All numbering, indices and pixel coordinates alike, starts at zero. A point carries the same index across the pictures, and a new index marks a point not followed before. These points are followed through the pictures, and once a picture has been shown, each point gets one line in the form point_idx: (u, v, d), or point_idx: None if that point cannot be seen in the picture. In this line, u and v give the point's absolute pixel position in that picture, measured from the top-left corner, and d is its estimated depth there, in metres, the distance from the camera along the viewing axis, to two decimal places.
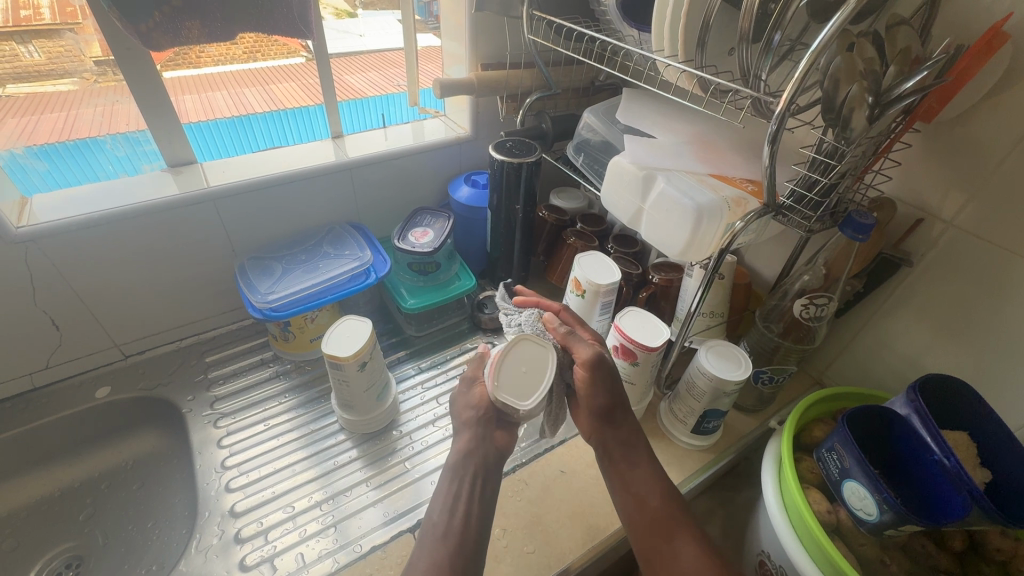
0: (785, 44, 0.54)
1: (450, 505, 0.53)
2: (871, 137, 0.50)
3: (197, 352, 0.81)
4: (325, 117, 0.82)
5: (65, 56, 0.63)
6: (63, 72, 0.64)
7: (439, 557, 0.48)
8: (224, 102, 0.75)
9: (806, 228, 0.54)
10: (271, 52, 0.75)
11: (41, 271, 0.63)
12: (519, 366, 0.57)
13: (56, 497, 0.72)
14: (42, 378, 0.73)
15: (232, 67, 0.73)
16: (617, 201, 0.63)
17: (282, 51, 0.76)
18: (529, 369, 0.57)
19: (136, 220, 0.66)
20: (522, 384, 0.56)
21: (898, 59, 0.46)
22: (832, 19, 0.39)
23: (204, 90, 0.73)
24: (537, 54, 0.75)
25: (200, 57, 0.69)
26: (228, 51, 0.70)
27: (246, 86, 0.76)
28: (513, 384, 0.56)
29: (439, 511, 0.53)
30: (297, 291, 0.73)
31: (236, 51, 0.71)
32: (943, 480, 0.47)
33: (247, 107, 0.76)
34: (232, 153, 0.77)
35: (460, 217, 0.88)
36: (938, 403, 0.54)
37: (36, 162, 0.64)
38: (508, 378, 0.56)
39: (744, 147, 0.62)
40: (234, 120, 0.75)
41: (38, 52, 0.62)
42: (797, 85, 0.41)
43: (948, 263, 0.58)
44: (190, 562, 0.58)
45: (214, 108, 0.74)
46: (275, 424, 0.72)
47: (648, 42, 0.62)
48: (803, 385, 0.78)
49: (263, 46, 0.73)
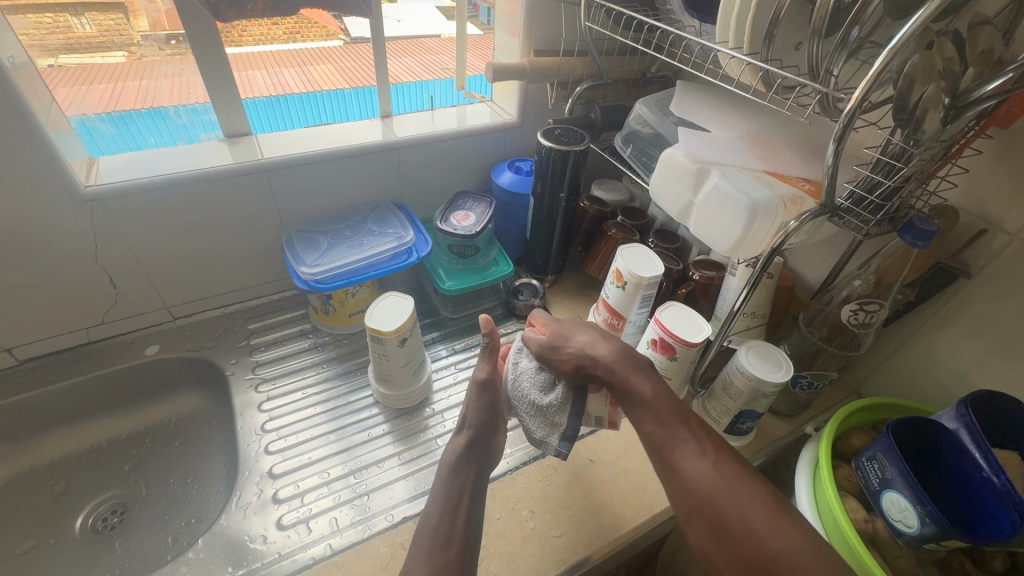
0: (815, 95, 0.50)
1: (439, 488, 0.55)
2: (942, 141, 0.48)
3: (241, 319, 0.83)
4: (358, 100, 0.83)
5: (114, 30, 0.67)
6: (111, 46, 0.68)
7: (444, 563, 0.48)
8: (263, 80, 0.78)
9: (863, 231, 0.53)
10: (310, 34, 0.79)
11: (105, 230, 0.66)
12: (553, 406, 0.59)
13: (104, 446, 0.76)
14: (97, 333, 0.76)
15: (272, 47, 0.77)
16: (667, 193, 0.63)
17: (321, 34, 0.79)
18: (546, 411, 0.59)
19: (194, 186, 0.68)
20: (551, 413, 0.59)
21: (978, 61, 0.45)
22: (914, 16, 0.37)
23: (245, 68, 0.76)
24: (592, 42, 0.75)
25: (242, 36, 0.72)
26: (270, 32, 0.74)
27: (284, 67, 0.80)
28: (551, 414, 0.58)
29: (439, 513, 0.52)
30: (342, 265, 0.75)
31: (277, 31, 0.75)
32: (992, 498, 0.46)
33: (284, 86, 0.79)
34: (266, 129, 0.78)
35: (501, 203, 0.89)
36: (991, 421, 0.52)
37: (104, 126, 0.68)
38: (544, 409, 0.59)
39: (801, 147, 0.61)
40: (271, 98, 0.77)
41: (90, 24, 0.65)
42: (872, 84, 0.40)
43: (1009, 278, 0.56)
44: (230, 517, 0.60)
45: (254, 87, 0.76)
46: (313, 393, 0.74)
47: (709, 34, 0.61)
48: (840, 394, 0.76)
49: (302, 28, 0.77)
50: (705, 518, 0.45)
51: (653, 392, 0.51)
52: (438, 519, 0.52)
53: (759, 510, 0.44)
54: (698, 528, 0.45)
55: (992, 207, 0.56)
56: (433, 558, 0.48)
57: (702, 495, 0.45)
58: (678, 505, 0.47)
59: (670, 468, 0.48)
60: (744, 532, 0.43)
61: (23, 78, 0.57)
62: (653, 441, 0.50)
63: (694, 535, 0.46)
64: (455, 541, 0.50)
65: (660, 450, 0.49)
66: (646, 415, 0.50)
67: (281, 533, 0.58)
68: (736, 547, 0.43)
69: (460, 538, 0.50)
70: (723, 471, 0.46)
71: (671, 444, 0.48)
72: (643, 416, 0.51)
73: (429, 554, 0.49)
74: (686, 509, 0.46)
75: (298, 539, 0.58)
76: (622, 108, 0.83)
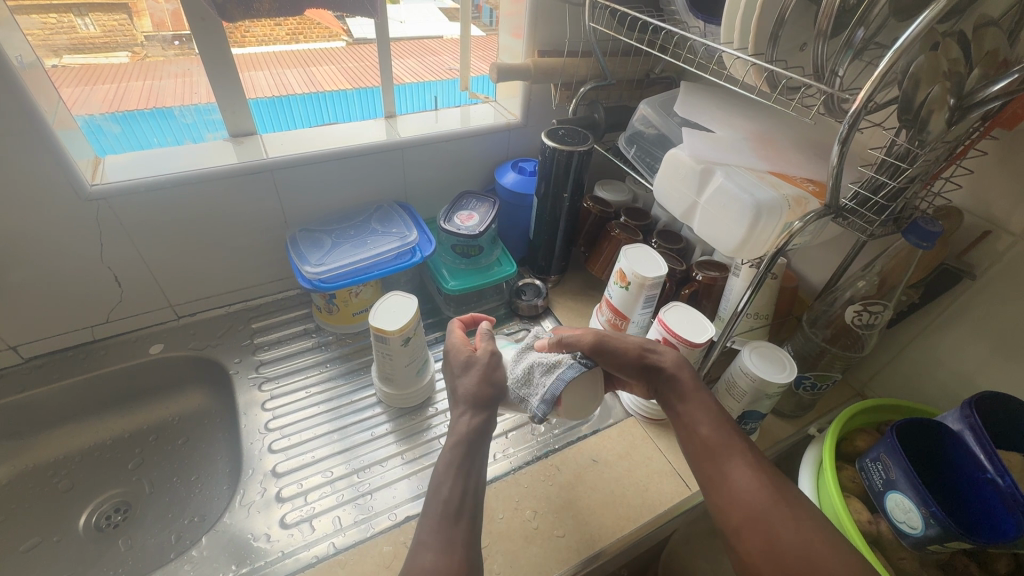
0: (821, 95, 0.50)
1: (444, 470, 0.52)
2: (947, 141, 0.48)
3: (245, 318, 0.84)
4: (359, 104, 0.83)
5: (118, 30, 0.67)
6: (115, 46, 0.68)
7: (454, 538, 0.45)
8: (266, 81, 0.77)
9: (867, 232, 0.53)
10: (312, 35, 0.77)
11: (110, 229, 0.67)
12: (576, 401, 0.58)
13: (108, 444, 0.76)
14: (102, 332, 0.76)
15: (276, 49, 0.77)
16: (671, 193, 0.63)
17: (323, 35, 0.78)
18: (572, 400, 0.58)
19: (199, 185, 0.68)
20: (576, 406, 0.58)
21: (984, 62, 0.45)
22: (920, 17, 0.37)
23: (249, 69, 0.76)
24: (596, 42, 0.75)
25: (245, 36, 0.71)
26: (272, 33, 0.74)
27: (287, 67, 0.79)
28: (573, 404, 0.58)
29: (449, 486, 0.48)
30: (345, 264, 0.75)
31: (280, 32, 0.75)
32: (996, 499, 0.46)
33: (287, 87, 0.79)
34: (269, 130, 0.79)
35: (505, 203, 0.89)
36: (996, 422, 0.52)
37: (111, 125, 0.68)
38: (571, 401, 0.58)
39: (806, 147, 0.61)
40: (274, 99, 0.77)
41: (93, 24, 0.65)
42: (877, 84, 0.40)
43: (1013, 279, 0.56)
44: (233, 516, 0.60)
45: (257, 88, 0.76)
46: (315, 393, 0.74)
47: (714, 35, 0.61)
48: (844, 396, 0.76)
49: (304, 29, 0.76)
50: (756, 530, 0.47)
51: (713, 410, 0.54)
52: (447, 492, 0.47)
53: (816, 533, 0.45)
54: (746, 540, 0.47)
55: (997, 209, 0.56)
56: (443, 531, 0.45)
57: (755, 510, 0.47)
58: (727, 519, 0.49)
59: (720, 481, 0.50)
60: (797, 549, 0.45)
61: (30, 77, 0.57)
62: (706, 454, 0.52)
63: (739, 547, 0.48)
64: (464, 518, 0.46)
65: (712, 464, 0.51)
66: (702, 431, 0.53)
67: (284, 532, 0.59)
68: (787, 562, 0.45)
69: (469, 515, 0.47)
70: (778, 491, 0.48)
71: (724, 458, 0.51)
72: (697, 423, 0.53)
73: (438, 529, 0.45)
74: (736, 522, 0.48)
75: (301, 538, 0.58)
76: (625, 109, 0.83)
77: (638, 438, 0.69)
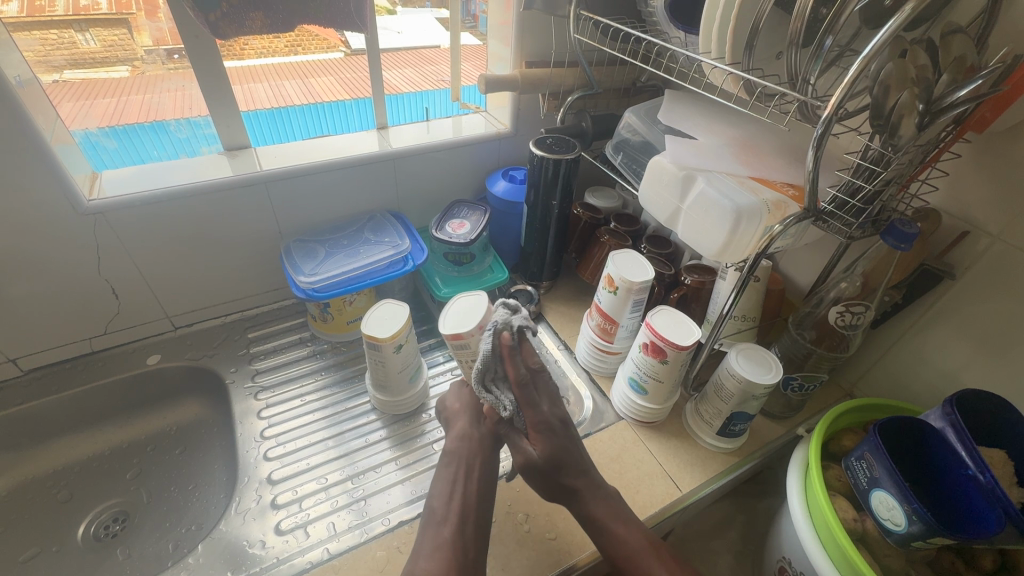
0: (799, 101, 0.52)
1: (446, 485, 0.55)
2: (918, 145, 0.49)
3: (242, 328, 0.85)
4: (360, 110, 0.85)
5: (118, 45, 0.68)
6: (116, 60, 0.69)
7: None
8: (265, 93, 0.79)
9: (847, 234, 0.54)
10: (311, 46, 0.80)
11: (107, 242, 0.68)
12: (459, 312, 0.62)
13: (106, 455, 0.77)
14: (100, 343, 0.77)
15: (275, 60, 0.79)
16: (655, 198, 0.64)
17: (322, 46, 0.81)
18: (467, 311, 0.62)
19: (194, 198, 0.70)
20: (462, 318, 0.61)
21: (952, 67, 0.46)
22: (885, 26, 0.39)
23: (248, 81, 0.77)
24: (581, 53, 0.77)
25: (244, 48, 0.74)
26: (271, 45, 0.76)
27: (286, 78, 0.81)
28: (455, 321, 0.61)
29: None
30: (337, 274, 0.76)
31: (279, 44, 0.77)
32: (978, 495, 0.47)
33: (286, 99, 0.80)
34: (269, 142, 0.80)
35: (496, 211, 0.90)
36: (979, 419, 0.53)
37: (107, 140, 0.69)
38: (451, 319, 0.61)
39: (786, 152, 0.62)
40: (273, 111, 0.79)
41: (94, 40, 0.67)
42: (847, 90, 0.41)
43: (992, 277, 0.57)
44: (228, 523, 0.61)
45: (256, 100, 0.78)
46: (310, 401, 0.76)
47: (694, 45, 0.63)
48: (833, 396, 0.77)
49: (304, 41, 0.79)
50: None
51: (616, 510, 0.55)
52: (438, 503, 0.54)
53: None
54: None
55: (974, 209, 0.57)
56: None
57: None
58: None
59: None
60: None
61: (28, 95, 0.58)
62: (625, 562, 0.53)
63: None
64: (451, 520, 0.52)
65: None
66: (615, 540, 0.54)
67: (279, 538, 0.59)
68: None
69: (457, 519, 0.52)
70: None
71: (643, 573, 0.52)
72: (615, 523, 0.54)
73: None
74: None
75: (296, 544, 0.59)
76: (612, 117, 0.84)
77: (629, 442, 0.70)
